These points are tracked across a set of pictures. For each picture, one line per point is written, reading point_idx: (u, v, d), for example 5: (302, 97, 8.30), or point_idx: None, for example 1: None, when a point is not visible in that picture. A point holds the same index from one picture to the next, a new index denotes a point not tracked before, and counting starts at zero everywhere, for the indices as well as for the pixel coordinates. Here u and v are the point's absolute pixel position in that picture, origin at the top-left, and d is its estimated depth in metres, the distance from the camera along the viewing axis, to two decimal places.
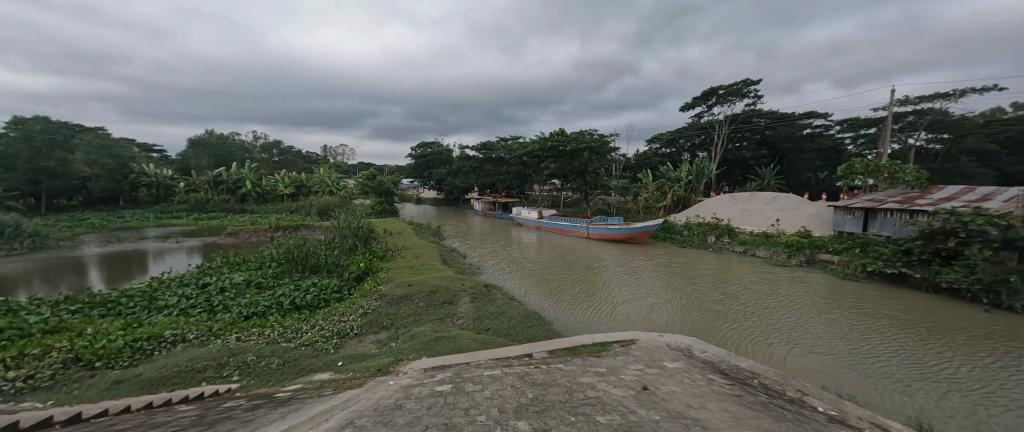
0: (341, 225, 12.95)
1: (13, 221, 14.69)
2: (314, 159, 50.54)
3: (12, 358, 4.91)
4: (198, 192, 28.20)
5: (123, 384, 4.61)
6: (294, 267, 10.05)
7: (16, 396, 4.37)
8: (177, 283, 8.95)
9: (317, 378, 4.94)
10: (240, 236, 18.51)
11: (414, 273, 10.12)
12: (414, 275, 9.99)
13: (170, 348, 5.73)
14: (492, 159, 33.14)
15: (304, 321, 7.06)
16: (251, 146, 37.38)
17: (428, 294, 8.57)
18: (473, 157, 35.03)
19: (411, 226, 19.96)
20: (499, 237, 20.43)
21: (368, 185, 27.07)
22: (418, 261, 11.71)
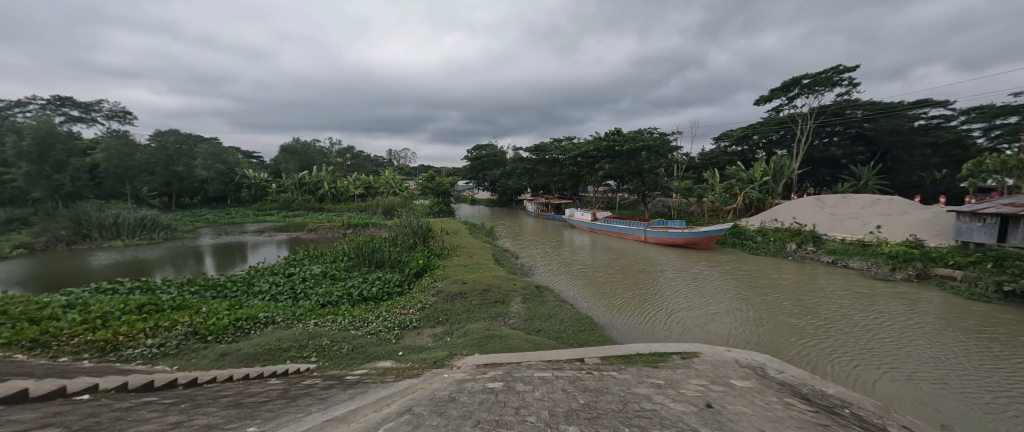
0: (403, 223, 13.84)
1: (152, 215, 17.95)
2: (380, 162, 54.53)
3: (150, 328, 5.99)
4: (285, 193, 31.94)
5: (227, 357, 5.40)
6: (362, 262, 10.96)
7: (152, 361, 5.33)
8: (269, 272, 10.25)
9: (380, 365, 5.32)
10: (318, 233, 20.60)
11: (468, 272, 10.44)
12: (468, 273, 10.30)
13: (263, 328, 6.58)
14: (546, 160, 33.11)
15: (370, 312, 7.66)
16: (328, 151, 41.39)
17: (481, 292, 8.79)
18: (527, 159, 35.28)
19: (467, 226, 20.67)
20: (552, 238, 20.33)
21: (428, 186, 28.58)
22: (473, 260, 12.06)
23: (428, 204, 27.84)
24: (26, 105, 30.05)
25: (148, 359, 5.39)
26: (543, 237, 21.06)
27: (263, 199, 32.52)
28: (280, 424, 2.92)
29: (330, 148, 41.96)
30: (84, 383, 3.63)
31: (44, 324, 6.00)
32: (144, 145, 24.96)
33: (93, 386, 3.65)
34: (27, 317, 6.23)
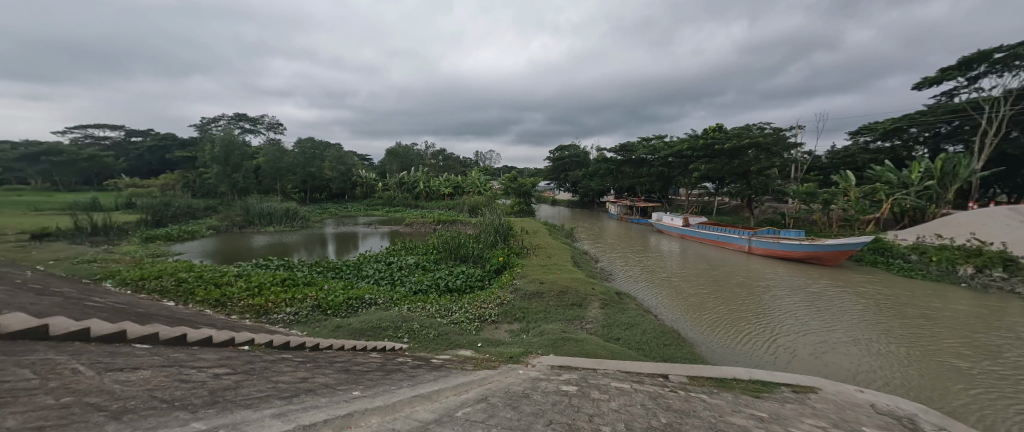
0: (486, 221, 14.63)
1: (292, 207, 22.07)
2: (468, 163, 58.00)
3: (288, 299, 7.44)
4: (388, 190, 36.15)
5: (341, 330, 6.42)
6: (449, 255, 11.91)
7: (289, 326, 6.64)
8: (373, 259, 11.82)
9: (461, 353, 5.76)
10: (413, 227, 22.94)
11: (546, 272, 10.57)
12: (546, 273, 10.43)
13: (368, 307, 7.65)
14: (632, 161, 31.57)
15: (454, 302, 8.30)
16: (424, 153, 45.39)
17: (558, 294, 8.83)
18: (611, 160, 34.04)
19: (547, 226, 20.85)
20: (636, 243, 19.32)
21: (510, 186, 29.56)
22: (551, 261, 12.16)
23: (510, 203, 28.84)
24: (217, 121, 39.53)
25: (286, 324, 6.73)
26: (626, 241, 20.15)
27: (371, 195, 37.23)
28: (379, 392, 3.42)
29: (426, 150, 45.97)
30: (244, 336, 4.80)
31: (222, 288, 7.91)
32: (288, 150, 31.16)
33: (249, 339, 4.78)
34: (212, 281, 8.29)
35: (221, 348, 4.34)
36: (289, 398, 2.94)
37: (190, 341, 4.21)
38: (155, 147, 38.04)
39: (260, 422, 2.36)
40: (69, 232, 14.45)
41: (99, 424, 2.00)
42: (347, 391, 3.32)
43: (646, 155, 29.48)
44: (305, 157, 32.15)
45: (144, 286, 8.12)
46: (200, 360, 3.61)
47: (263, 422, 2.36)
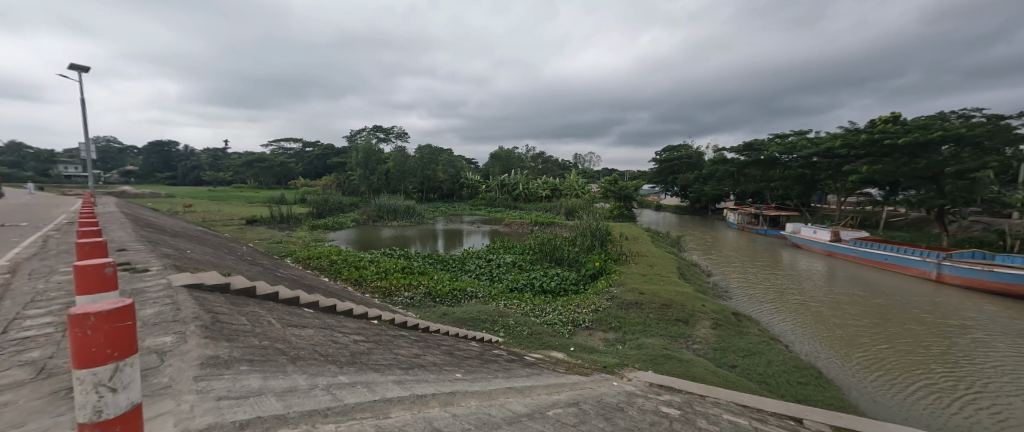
0: (583, 224, 14.48)
1: (411, 206, 25.40)
2: (567, 166, 57.88)
3: (407, 284, 8.71)
4: (490, 192, 38.48)
5: (446, 317, 7.25)
6: (545, 257, 12.23)
7: (406, 308, 7.76)
8: (476, 255, 12.87)
9: (553, 355, 5.92)
10: (512, 227, 24.06)
11: (647, 282, 9.96)
12: (646, 284, 9.83)
13: (469, 298, 8.42)
14: (761, 161, 27.15)
15: (548, 304, 8.49)
16: (525, 156, 46.87)
17: (660, 307, 8.27)
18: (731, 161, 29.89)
19: (650, 233, 19.51)
20: (763, 258, 16.63)
21: (609, 190, 28.34)
22: (653, 271, 11.38)
23: (608, 207, 27.88)
24: (359, 132, 47.68)
25: (404, 306, 7.87)
26: (748, 255, 17.51)
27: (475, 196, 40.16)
28: (478, 378, 3.82)
29: (526, 153, 47.42)
30: (374, 312, 5.85)
31: (358, 270, 9.67)
32: (410, 155, 36.14)
33: (377, 315, 5.79)
34: (352, 263, 10.18)
35: (358, 320, 5.40)
36: (407, 369, 3.51)
37: (339, 311, 5.43)
38: (318, 154, 47.94)
39: (386, 385, 2.89)
40: (265, 220, 19.43)
41: (285, 364, 2.73)
42: (452, 373, 3.79)
43: (779, 154, 24.72)
44: (423, 161, 36.75)
45: (308, 264, 10.44)
46: (345, 327, 4.56)
47: (388, 385, 2.88)
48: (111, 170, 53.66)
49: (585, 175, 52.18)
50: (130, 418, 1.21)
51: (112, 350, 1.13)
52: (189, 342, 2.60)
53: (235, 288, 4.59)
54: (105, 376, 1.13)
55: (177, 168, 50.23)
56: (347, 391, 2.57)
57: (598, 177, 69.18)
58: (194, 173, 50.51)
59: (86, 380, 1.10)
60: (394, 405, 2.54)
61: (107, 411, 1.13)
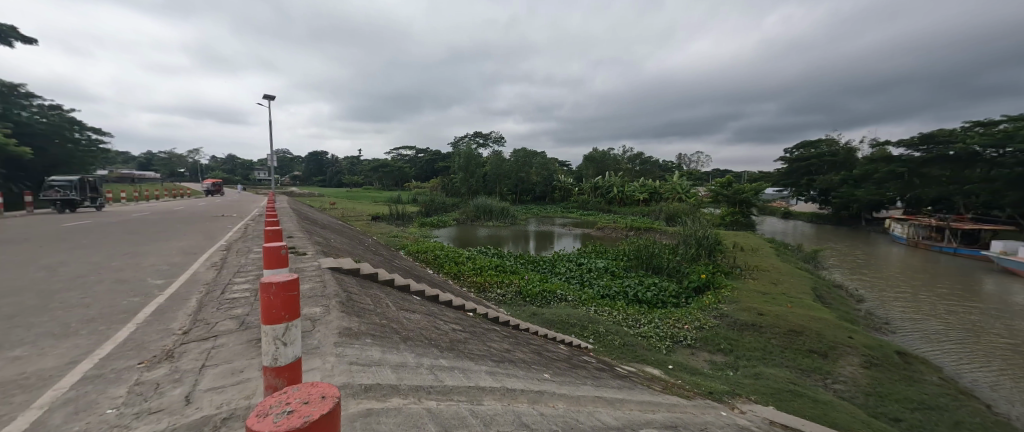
0: (686, 231, 13.23)
1: (504, 208, 26.82)
2: (670, 167, 53.42)
3: (501, 282, 9.36)
4: (583, 195, 37.83)
5: (536, 317, 7.56)
6: (640, 265, 11.69)
7: (498, 304, 8.34)
8: (566, 258, 12.99)
9: (647, 370, 5.59)
10: (605, 231, 23.42)
11: (767, 303, 8.53)
12: (767, 305, 8.42)
13: (559, 301, 8.62)
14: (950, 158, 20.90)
15: (643, 314, 7.98)
16: (622, 157, 44.83)
17: (785, 335, 6.95)
18: (901, 160, 23.54)
19: (772, 244, 16.77)
20: (947, 283, 12.68)
21: (722, 194, 24.28)
22: (775, 290, 9.70)
23: (718, 214, 24.86)
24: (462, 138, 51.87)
25: (496, 302, 8.47)
26: (923, 278, 13.53)
27: (567, 198, 40.01)
28: (566, 382, 3.87)
29: (623, 154, 45.31)
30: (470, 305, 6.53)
31: (457, 265, 10.78)
32: (506, 159, 38.48)
33: (473, 308, 6.47)
34: (453, 259, 11.39)
35: (456, 311, 6.12)
36: (498, 363, 3.79)
37: (440, 300, 6.22)
38: (428, 160, 53.99)
39: (479, 374, 3.16)
40: (386, 217, 22.85)
41: (398, 343, 3.32)
42: (540, 373, 3.94)
43: (980, 147, 19.10)
44: (518, 164, 38.53)
45: (417, 257, 12.00)
46: (445, 316, 5.27)
47: (481, 375, 3.14)
48: (285, 175, 69.56)
49: (690, 177, 47.54)
50: (295, 366, 1.60)
51: (285, 313, 1.51)
52: (332, 314, 3.41)
53: (363, 273, 5.74)
54: (281, 333, 1.51)
55: (326, 173, 62.42)
56: (447, 373, 2.91)
57: (707, 179, 62.08)
58: (337, 177, 62.11)
59: (272, 333, 1.50)
60: (486, 394, 2.74)
61: (281, 358, 1.53)
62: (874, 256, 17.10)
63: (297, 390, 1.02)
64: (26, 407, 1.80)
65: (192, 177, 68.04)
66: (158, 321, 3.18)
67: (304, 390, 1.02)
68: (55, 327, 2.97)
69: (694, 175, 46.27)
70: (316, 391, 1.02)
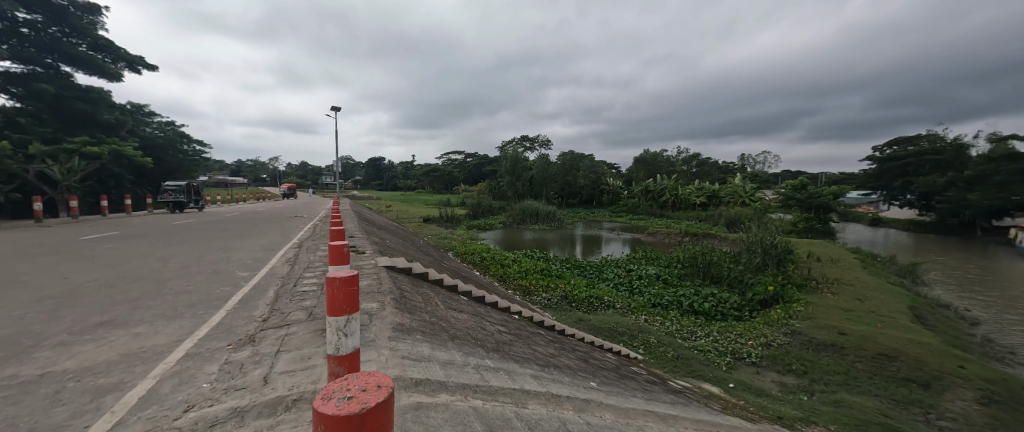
0: (750, 237, 12.13)
1: (551, 212, 26.73)
2: (732, 168, 49.58)
3: (548, 286, 9.40)
4: (634, 198, 36.45)
5: (582, 323, 7.44)
6: (697, 273, 11.00)
7: (544, 308, 8.39)
8: (615, 264, 12.62)
9: (704, 386, 5.14)
10: (657, 237, 22.37)
11: (852, 321, 7.32)
12: (851, 323, 7.21)
13: (606, 308, 8.45)
14: None
15: (699, 326, 7.43)
16: (675, 158, 42.57)
17: (872, 359, 5.75)
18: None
19: (855, 254, 14.76)
20: None
21: (794, 197, 22.04)
22: (860, 306, 8.34)
23: (788, 219, 22.53)
24: (510, 143, 52.56)
25: (542, 306, 8.52)
26: None
27: (616, 202, 38.78)
28: (614, 392, 3.58)
29: (678, 156, 43.00)
30: (515, 308, 6.66)
31: (503, 267, 10.99)
32: (553, 162, 38.68)
33: (519, 311, 6.59)
34: (498, 261, 11.62)
35: (500, 312, 6.28)
36: (543, 367, 3.65)
37: (486, 301, 6.42)
38: (476, 164, 55.53)
39: (524, 377, 3.02)
40: (436, 219, 23.96)
41: (446, 340, 3.36)
42: (586, 380, 3.70)
43: None
44: (565, 167, 38.41)
45: (466, 258, 12.42)
46: (491, 317, 5.44)
47: (526, 378, 3.00)
48: (349, 180, 75.74)
49: (755, 179, 43.75)
50: (354, 356, 1.75)
51: (346, 306, 1.68)
52: (387, 310, 3.64)
53: (415, 273, 6.13)
54: (343, 325, 1.67)
55: (385, 179, 67.01)
56: (491, 374, 2.84)
57: (777, 181, 56.55)
58: (394, 182, 66.37)
59: (336, 324, 1.67)
60: (530, 397, 2.61)
61: (342, 348, 1.69)
62: (992, 271, 14.39)
63: (356, 378, 1.05)
64: (147, 376, 2.22)
65: (273, 183, 76.78)
66: (245, 308, 3.70)
67: (362, 378, 1.06)
68: (169, 309, 3.60)
69: (760, 177, 42.49)
70: (371, 380, 1.04)
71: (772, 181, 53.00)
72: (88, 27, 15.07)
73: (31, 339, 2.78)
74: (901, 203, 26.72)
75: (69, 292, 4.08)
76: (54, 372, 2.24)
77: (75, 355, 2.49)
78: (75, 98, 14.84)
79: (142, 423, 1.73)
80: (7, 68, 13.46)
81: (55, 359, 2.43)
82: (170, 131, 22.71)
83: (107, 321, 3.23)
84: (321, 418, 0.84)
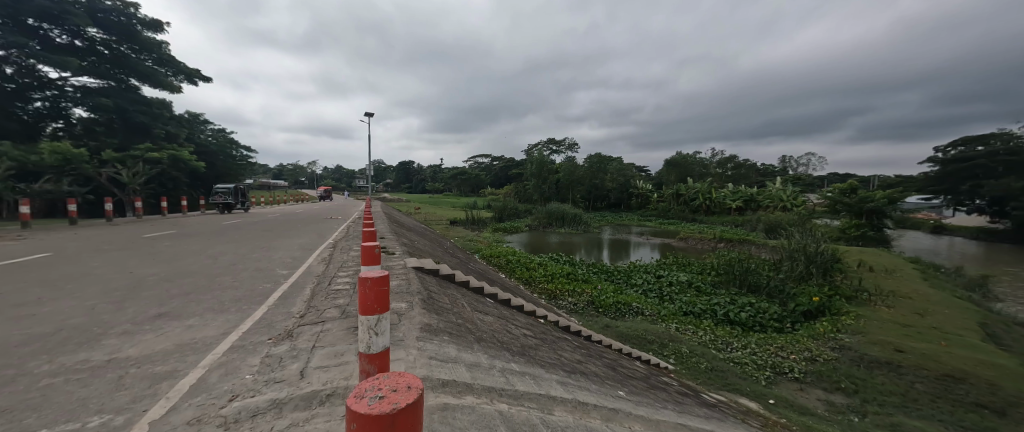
0: (792, 243, 11.35)
1: (577, 215, 26.44)
2: (771, 171, 46.87)
3: (575, 291, 9.26)
4: (663, 202, 35.32)
5: (609, 329, 7.25)
6: (732, 281, 10.44)
7: (570, 312, 8.25)
8: (644, 270, 12.24)
9: (741, 402, 4.85)
10: (688, 242, 21.49)
11: (911, 338, 6.69)
12: (910, 340, 6.58)
13: (634, 315, 8.20)
14: None
15: (736, 337, 7.04)
16: (709, 161, 40.82)
17: (936, 380, 5.20)
18: None
19: (914, 264, 13.45)
20: None
21: (841, 201, 20.42)
22: (921, 322, 7.60)
23: (836, 226, 20.94)
24: (537, 146, 52.47)
25: (568, 310, 8.38)
26: None
27: (645, 206, 37.74)
28: (643, 403, 3.44)
29: (712, 158, 41.22)
30: (541, 312, 6.60)
31: (528, 270, 10.97)
32: (579, 165, 38.28)
33: (544, 315, 6.54)
34: (524, 265, 11.59)
35: (526, 315, 6.25)
36: (569, 374, 3.56)
37: (512, 305, 6.41)
38: (503, 167, 55.91)
39: (550, 383, 2.93)
40: (463, 222, 24.33)
41: (473, 343, 3.35)
42: (614, 389, 3.59)
43: None
44: (592, 170, 37.84)
45: (491, 261, 12.50)
46: (517, 321, 5.43)
47: (552, 383, 2.92)
48: (381, 184, 78.56)
49: (797, 183, 41.14)
50: (384, 355, 1.73)
51: (378, 306, 1.66)
52: (416, 311, 3.66)
53: (442, 274, 6.23)
54: (374, 323, 1.65)
55: (414, 182, 68.98)
56: (517, 378, 2.75)
57: (822, 185, 52.75)
58: (423, 185, 68.09)
59: (366, 323, 1.65)
60: (556, 404, 2.50)
61: (373, 347, 1.67)
62: None
63: (387, 377, 0.97)
64: (198, 365, 2.34)
65: (311, 187, 81.12)
66: (284, 305, 3.88)
67: (392, 378, 0.97)
68: (217, 304, 3.86)
69: (803, 181, 39.90)
70: (403, 380, 0.95)
71: (817, 184, 49.61)
72: (153, 44, 16.64)
73: (100, 327, 3.06)
74: (969, 208, 24.00)
75: (132, 285, 4.48)
76: (118, 359, 2.45)
77: (136, 344, 2.72)
78: (138, 111, 16.12)
79: (192, 409, 1.80)
80: (85, 83, 15.00)
81: (119, 347, 2.66)
82: (220, 139, 25.02)
83: (163, 313, 3.51)
84: (353, 417, 0.76)
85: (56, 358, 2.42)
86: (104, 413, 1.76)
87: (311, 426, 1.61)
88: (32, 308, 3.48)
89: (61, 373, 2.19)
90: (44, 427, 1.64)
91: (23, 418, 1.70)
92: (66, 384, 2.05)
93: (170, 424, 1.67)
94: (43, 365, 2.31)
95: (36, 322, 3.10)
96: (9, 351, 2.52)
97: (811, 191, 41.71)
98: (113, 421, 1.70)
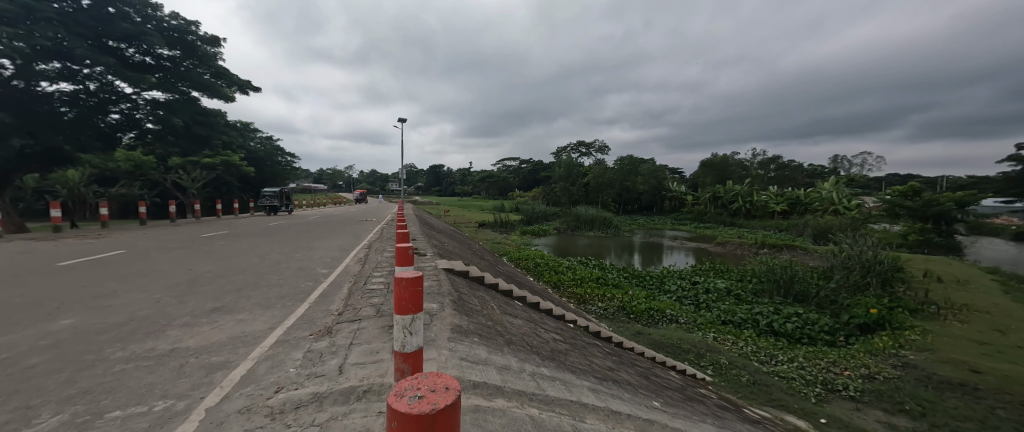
0: (845, 252, 10.52)
1: (606, 218, 26.20)
2: (820, 171, 43.16)
3: (605, 297, 9.04)
4: (699, 205, 33.94)
5: (641, 336, 7.03)
6: (776, 290, 9.69)
7: (599, 317, 8.09)
8: (678, 276, 11.71)
9: (788, 419, 4.53)
10: (727, 247, 20.37)
11: (989, 358, 5.98)
12: (987, 360, 5.90)
13: (668, 323, 7.88)
14: None
15: (780, 350, 6.59)
16: (750, 162, 38.49)
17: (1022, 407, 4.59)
18: None
19: (992, 275, 11.94)
20: None
21: (900, 204, 18.67)
22: (999, 340, 6.79)
23: (896, 232, 19.10)
24: (568, 148, 51.88)
25: (597, 315, 8.21)
26: None
27: (679, 209, 36.40)
28: (680, 415, 3.30)
29: (753, 159, 39.00)
30: (571, 316, 6.54)
31: (557, 274, 10.86)
32: (608, 168, 37.64)
33: (574, 320, 6.45)
34: (552, 268, 11.47)
35: (556, 320, 6.18)
36: (601, 381, 3.49)
37: (541, 308, 6.36)
38: (530, 170, 55.87)
39: (581, 389, 2.88)
40: (491, 224, 24.55)
41: (503, 345, 3.37)
42: (648, 399, 3.46)
43: None
44: (622, 172, 37.07)
45: (520, 263, 12.50)
46: (546, 324, 5.39)
47: (583, 390, 2.85)
48: (413, 188, 80.89)
49: (851, 184, 37.80)
50: (417, 354, 1.77)
51: (412, 305, 1.69)
52: (447, 311, 3.73)
53: (472, 276, 6.28)
54: (408, 323, 1.69)
55: (443, 185, 70.61)
56: (547, 383, 2.72)
57: (882, 186, 47.96)
58: (452, 188, 69.19)
59: (401, 322, 1.69)
60: (588, 411, 2.44)
61: (407, 346, 1.72)
62: None
63: (426, 376, 0.98)
64: (248, 357, 2.50)
65: (349, 190, 85.00)
66: (324, 303, 4.05)
67: (430, 378, 0.98)
68: (264, 300, 4.11)
69: (859, 182, 36.49)
70: (440, 380, 0.96)
71: (875, 187, 45.21)
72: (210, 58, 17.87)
73: (165, 319, 3.35)
74: None
75: (191, 281, 4.88)
76: (179, 348, 2.66)
77: (194, 335, 2.94)
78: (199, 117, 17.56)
79: (243, 399, 1.91)
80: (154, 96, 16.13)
81: (181, 337, 2.91)
82: (267, 146, 26.79)
83: (218, 307, 3.78)
84: (394, 414, 0.78)
85: (127, 346, 2.67)
86: (168, 398, 1.92)
87: (348, 420, 1.67)
88: (109, 300, 3.87)
89: (132, 360, 2.42)
90: (117, 408, 1.80)
91: (100, 399, 1.89)
92: (136, 370, 2.26)
93: (223, 411, 1.79)
94: (117, 352, 2.55)
95: (111, 313, 3.46)
96: (91, 338, 2.81)
97: (868, 195, 38.06)
98: (175, 405, 1.85)
